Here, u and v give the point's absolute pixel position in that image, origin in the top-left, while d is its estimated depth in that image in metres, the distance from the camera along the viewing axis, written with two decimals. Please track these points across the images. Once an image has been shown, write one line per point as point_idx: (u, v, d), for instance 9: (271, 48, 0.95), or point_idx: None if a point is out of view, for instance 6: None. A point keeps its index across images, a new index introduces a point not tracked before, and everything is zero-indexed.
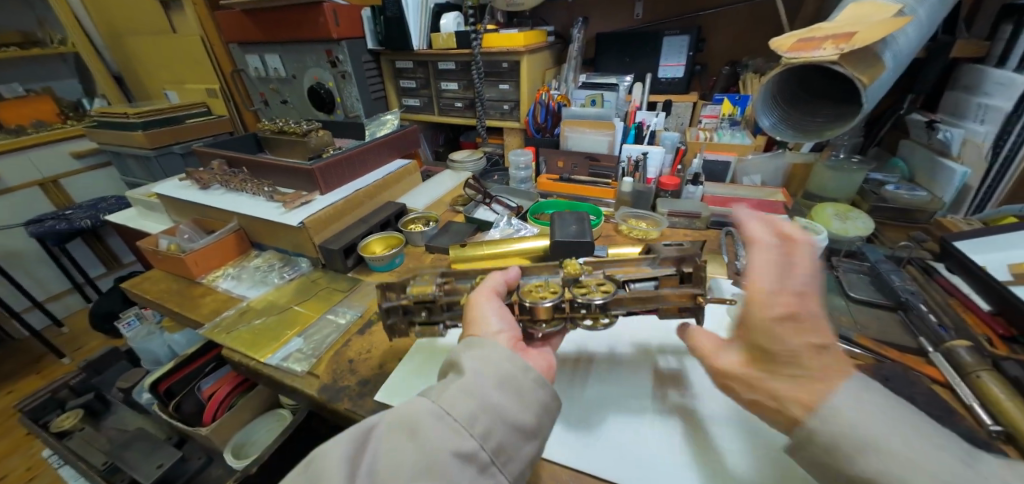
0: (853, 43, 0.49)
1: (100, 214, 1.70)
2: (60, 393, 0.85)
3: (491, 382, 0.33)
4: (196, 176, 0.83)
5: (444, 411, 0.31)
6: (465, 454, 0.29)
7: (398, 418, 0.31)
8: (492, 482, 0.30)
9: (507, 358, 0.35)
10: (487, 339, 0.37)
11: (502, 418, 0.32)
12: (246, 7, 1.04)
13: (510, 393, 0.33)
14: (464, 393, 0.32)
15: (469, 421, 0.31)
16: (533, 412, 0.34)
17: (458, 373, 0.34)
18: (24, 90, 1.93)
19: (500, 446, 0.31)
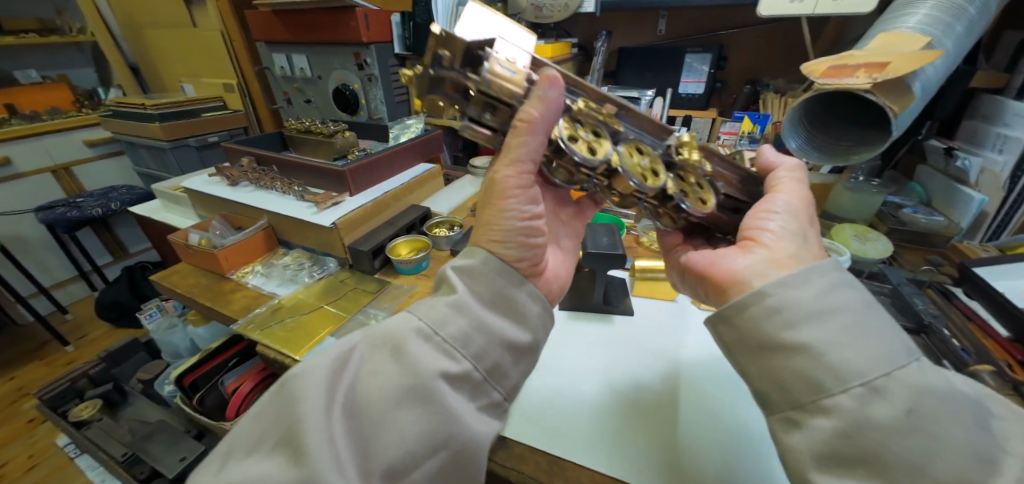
0: (886, 74, 0.51)
1: (111, 204, 1.70)
2: (79, 382, 0.86)
3: (480, 301, 0.34)
4: (226, 173, 0.85)
5: (431, 330, 0.31)
6: (456, 372, 0.30)
7: (384, 338, 0.31)
8: (481, 393, 0.32)
9: (497, 276, 0.35)
10: (481, 255, 0.37)
11: (495, 338, 0.33)
12: (275, 7, 1.06)
13: (499, 313, 0.34)
14: (455, 312, 0.32)
15: (461, 341, 0.31)
16: (522, 330, 0.35)
17: (447, 290, 0.35)
18: (40, 77, 1.93)
19: (490, 362, 0.32)
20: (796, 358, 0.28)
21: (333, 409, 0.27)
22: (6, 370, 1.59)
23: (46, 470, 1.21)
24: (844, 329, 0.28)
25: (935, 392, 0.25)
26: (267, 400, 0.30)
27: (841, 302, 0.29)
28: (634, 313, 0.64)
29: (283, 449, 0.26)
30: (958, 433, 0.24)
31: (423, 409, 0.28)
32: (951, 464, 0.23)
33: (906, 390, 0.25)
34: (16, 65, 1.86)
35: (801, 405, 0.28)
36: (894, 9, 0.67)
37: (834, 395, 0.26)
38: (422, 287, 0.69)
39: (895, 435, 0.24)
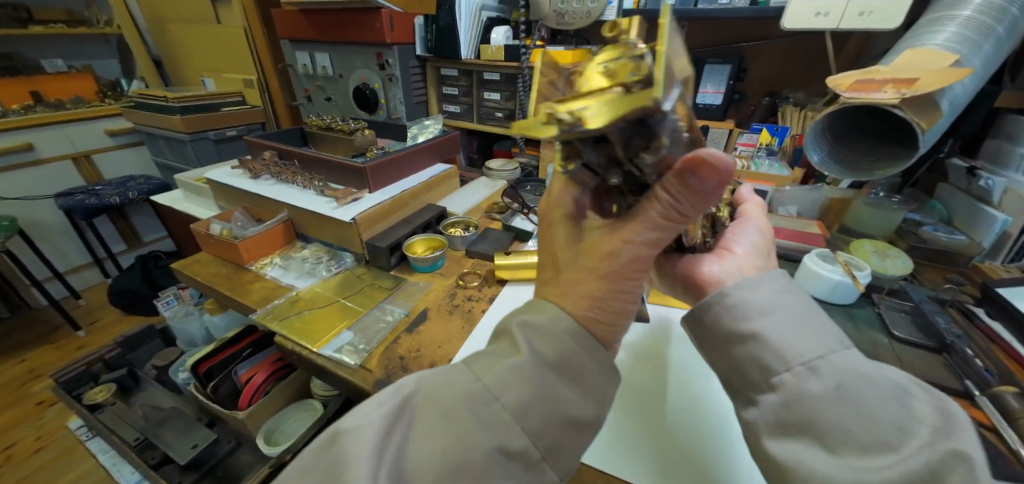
0: (915, 89, 0.51)
1: (129, 192, 1.74)
2: (94, 366, 0.88)
3: (546, 365, 0.28)
4: (249, 166, 0.87)
5: (490, 397, 0.26)
6: (510, 451, 0.25)
7: (436, 396, 0.27)
8: (538, 479, 0.27)
9: (572, 337, 0.29)
10: (552, 308, 0.31)
11: (560, 413, 0.27)
12: (302, 6, 1.08)
13: (567, 381, 0.29)
14: (517, 378, 0.27)
15: (522, 417, 0.26)
16: (592, 401, 0.29)
17: (510, 344, 0.29)
18: (66, 67, 1.97)
19: (552, 443, 0.27)
20: (748, 344, 0.30)
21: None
22: (18, 351, 1.61)
23: (52, 453, 1.22)
24: (786, 320, 0.29)
25: (861, 372, 0.26)
26: (309, 452, 0.27)
27: (785, 301, 0.30)
28: (649, 320, 0.60)
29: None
30: (882, 405, 0.24)
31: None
32: (878, 433, 0.24)
33: (841, 370, 0.26)
34: (44, 54, 1.91)
35: (755, 385, 0.29)
36: (921, 26, 0.67)
37: (779, 374, 0.27)
38: (438, 285, 0.70)
39: (828, 406, 0.25)
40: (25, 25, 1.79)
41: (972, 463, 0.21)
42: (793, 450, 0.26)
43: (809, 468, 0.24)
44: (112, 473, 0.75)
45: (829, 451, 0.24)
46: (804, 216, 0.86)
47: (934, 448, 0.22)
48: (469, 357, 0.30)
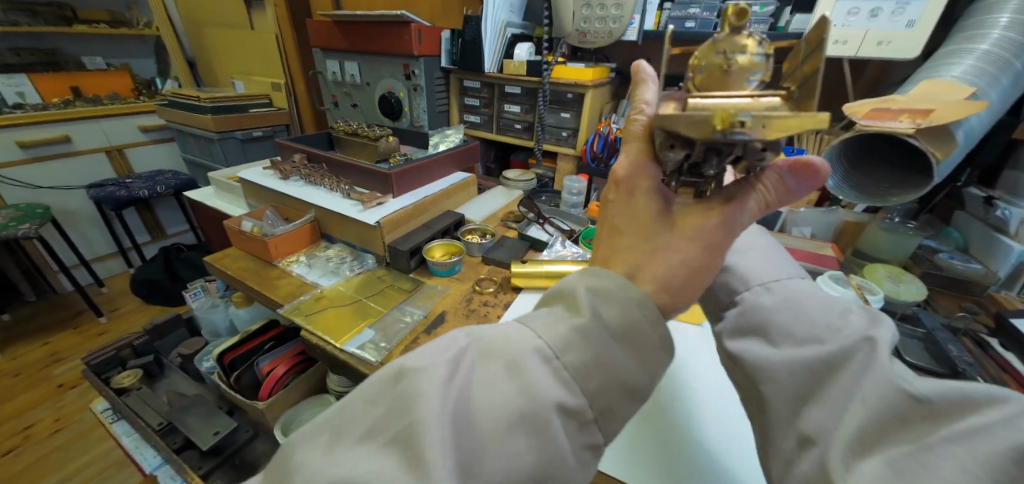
0: (930, 120, 0.53)
1: (157, 186, 1.81)
2: (123, 351, 0.92)
3: (607, 330, 0.28)
4: (280, 167, 0.92)
5: (551, 354, 0.27)
6: (570, 408, 0.26)
7: (498, 350, 0.28)
8: (589, 440, 0.27)
9: (636, 308, 0.30)
10: (613, 274, 0.32)
11: (616, 379, 0.28)
12: (336, 18, 1.14)
13: (625, 352, 0.29)
14: (579, 338, 0.27)
15: (582, 376, 0.27)
16: (646, 371, 0.29)
17: (570, 307, 0.30)
18: (105, 64, 2.06)
19: (606, 406, 0.27)
20: (726, 277, 0.44)
21: (447, 419, 0.24)
22: (42, 334, 1.67)
23: (70, 435, 1.26)
24: (749, 258, 0.45)
25: (805, 295, 0.38)
26: (375, 386, 0.28)
27: (747, 245, 0.47)
28: None
29: (393, 451, 0.24)
30: (817, 313, 0.36)
31: (536, 444, 0.24)
32: (811, 330, 0.35)
33: (785, 292, 0.39)
34: (86, 52, 2.01)
35: (723, 304, 0.43)
36: (938, 57, 0.68)
37: (743, 293, 0.41)
38: (455, 289, 0.72)
39: (775, 310, 0.38)
40: (70, 24, 1.88)
41: (873, 342, 0.31)
42: (747, 345, 0.38)
43: (757, 353, 0.37)
44: (134, 455, 0.79)
45: (774, 344, 0.36)
46: (818, 238, 0.86)
47: (854, 337, 0.32)
48: (526, 317, 0.31)
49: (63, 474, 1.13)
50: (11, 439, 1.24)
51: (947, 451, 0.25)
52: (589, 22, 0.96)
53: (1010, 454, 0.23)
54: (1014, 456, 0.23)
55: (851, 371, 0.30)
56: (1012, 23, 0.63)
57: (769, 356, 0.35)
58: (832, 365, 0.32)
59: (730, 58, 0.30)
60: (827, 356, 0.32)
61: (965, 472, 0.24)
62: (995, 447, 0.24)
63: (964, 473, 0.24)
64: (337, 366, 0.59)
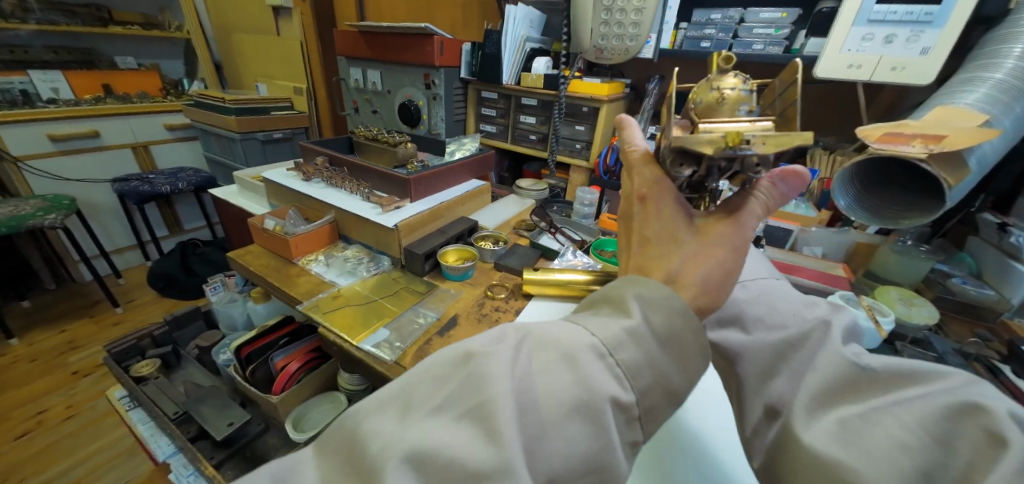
0: (942, 146, 0.54)
1: (179, 183, 1.87)
2: (143, 341, 0.95)
3: (656, 334, 0.30)
4: (303, 169, 0.95)
5: (606, 351, 0.28)
6: (622, 403, 0.27)
7: (555, 344, 0.29)
8: (632, 436, 0.28)
9: (681, 316, 0.31)
10: (652, 282, 0.33)
11: (660, 380, 0.29)
12: (362, 28, 1.19)
13: (671, 357, 0.30)
14: (631, 338, 0.29)
15: (633, 375, 0.28)
16: (687, 376, 0.31)
17: (620, 310, 0.31)
18: (136, 64, 2.14)
19: (650, 406, 0.29)
20: None
21: (513, 402, 0.26)
22: (59, 322, 1.72)
23: (82, 421, 1.29)
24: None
25: (773, 293, 0.45)
26: (443, 366, 0.29)
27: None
28: None
29: (466, 426, 0.25)
30: (785, 306, 0.43)
31: (592, 431, 0.26)
32: (779, 319, 0.41)
33: (755, 288, 0.46)
34: (119, 52, 2.09)
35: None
36: (952, 84, 0.69)
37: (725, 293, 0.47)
38: (468, 294, 0.74)
39: (748, 304, 0.44)
40: (105, 25, 1.96)
41: (828, 325, 0.38)
42: (724, 333, 0.43)
43: (732, 339, 0.41)
44: (149, 443, 0.81)
45: (747, 332, 0.42)
46: (829, 258, 0.86)
47: (810, 321, 0.40)
48: (577, 317, 0.32)
49: (73, 459, 1.16)
50: (24, 423, 1.27)
51: (891, 409, 0.29)
52: (606, 39, 0.98)
53: (940, 411, 0.28)
54: (945, 414, 0.28)
55: (809, 349, 0.37)
56: None
57: (745, 342, 0.41)
58: (796, 346, 0.38)
59: (722, 93, 0.33)
60: (791, 338, 0.38)
61: (906, 427, 0.28)
62: (928, 409, 0.29)
63: (903, 427, 0.28)
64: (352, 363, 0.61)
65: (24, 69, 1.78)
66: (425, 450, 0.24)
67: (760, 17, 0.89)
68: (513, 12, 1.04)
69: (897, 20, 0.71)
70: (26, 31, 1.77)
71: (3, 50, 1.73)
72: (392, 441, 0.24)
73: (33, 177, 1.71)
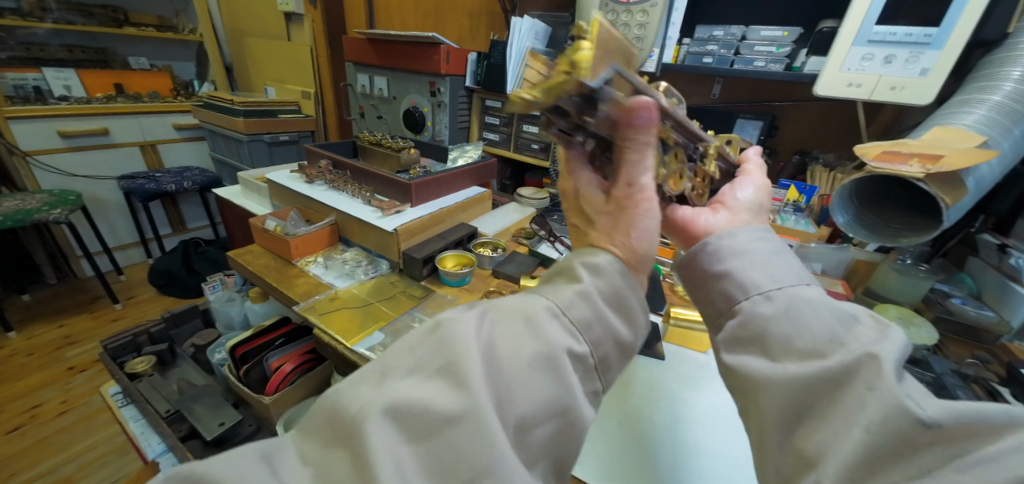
0: (940, 166, 0.54)
1: (184, 181, 1.89)
2: (140, 337, 0.95)
3: (603, 294, 0.33)
4: (306, 171, 0.97)
5: (559, 310, 0.30)
6: (579, 355, 0.29)
7: (514, 309, 0.30)
8: (591, 385, 0.30)
9: (621, 276, 0.34)
10: (601, 253, 0.35)
11: (612, 334, 0.32)
12: (371, 36, 1.21)
13: (619, 313, 0.33)
14: (581, 298, 0.31)
15: (584, 329, 0.30)
16: (634, 331, 0.34)
17: (570, 277, 0.34)
18: (149, 65, 2.18)
19: (604, 356, 0.31)
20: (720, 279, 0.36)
21: (481, 357, 0.26)
22: (59, 317, 1.72)
23: (75, 417, 1.28)
24: (748, 262, 0.35)
25: (808, 299, 0.31)
26: (409, 338, 0.29)
27: (750, 245, 0.36)
28: (666, 359, 0.65)
29: (436, 381, 0.26)
30: (819, 323, 0.30)
31: (555, 382, 0.27)
32: (813, 345, 0.29)
33: (789, 296, 0.32)
34: (132, 52, 2.13)
35: (721, 313, 0.35)
36: (949, 106, 0.70)
37: (740, 302, 0.34)
38: (465, 300, 0.74)
39: (775, 325, 0.31)
40: (120, 26, 2.00)
41: (879, 362, 0.26)
42: (742, 357, 0.32)
43: (752, 368, 0.31)
44: (140, 441, 0.80)
45: (772, 358, 0.30)
46: (828, 274, 0.86)
47: (855, 352, 0.27)
48: (532, 286, 0.34)
49: (65, 455, 1.15)
50: (17, 417, 1.27)
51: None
52: None
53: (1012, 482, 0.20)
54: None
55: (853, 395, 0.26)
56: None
57: (767, 375, 0.30)
58: (833, 387, 0.27)
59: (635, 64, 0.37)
60: (830, 377, 0.27)
61: None
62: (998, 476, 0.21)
63: None
64: (347, 365, 0.61)
65: (38, 66, 1.81)
66: (400, 405, 0.24)
67: (762, 35, 0.91)
68: (518, 24, 1.06)
69: (897, 41, 0.72)
70: (42, 29, 1.81)
71: (19, 47, 1.77)
72: (367, 403, 0.24)
73: (40, 172, 1.73)
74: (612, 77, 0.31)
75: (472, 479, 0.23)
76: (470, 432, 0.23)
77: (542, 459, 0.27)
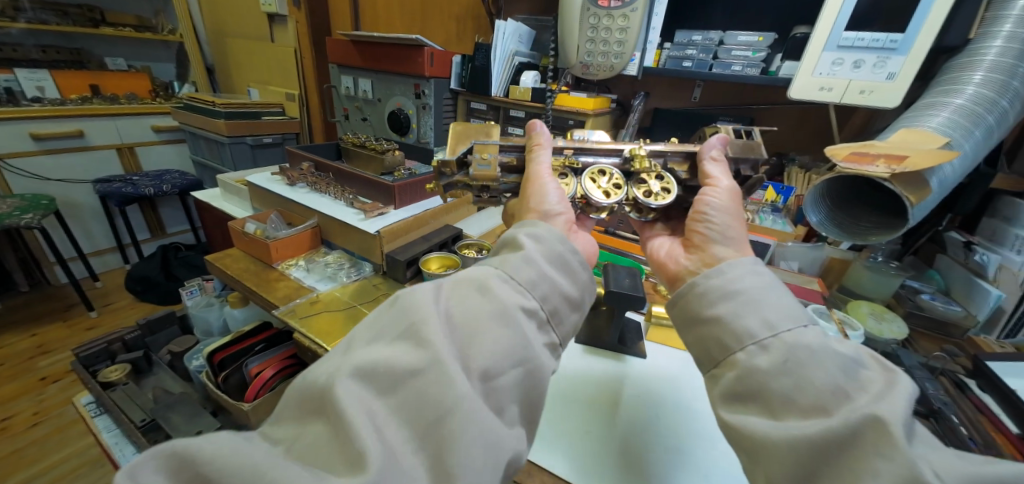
0: (905, 167, 0.56)
1: (162, 185, 1.83)
2: (114, 345, 0.93)
3: (546, 258, 0.37)
4: (288, 174, 0.96)
5: (508, 275, 0.34)
6: (529, 309, 0.32)
7: (467, 280, 0.33)
8: (545, 336, 0.34)
9: (560, 241, 0.38)
10: (541, 224, 0.40)
11: (559, 292, 0.35)
12: (354, 38, 1.20)
13: (562, 273, 0.37)
14: (526, 263, 0.35)
15: (532, 287, 0.34)
16: (579, 288, 0.38)
17: (514, 247, 0.37)
18: (127, 65, 2.12)
19: (553, 309, 0.35)
20: (712, 327, 0.35)
21: (439, 319, 0.29)
22: (30, 326, 1.65)
23: (46, 429, 1.23)
24: (741, 304, 0.34)
25: (808, 347, 0.30)
26: (372, 316, 0.32)
27: (744, 285, 0.35)
28: (647, 356, 0.66)
29: (400, 343, 0.28)
30: (821, 376, 0.29)
31: (510, 334, 0.30)
32: (816, 401, 0.28)
33: (786, 345, 0.30)
34: (109, 53, 2.07)
35: (718, 363, 0.34)
36: (915, 108, 0.73)
37: (735, 352, 0.32)
38: None
39: (773, 378, 0.30)
40: (97, 25, 1.95)
41: (888, 424, 0.25)
42: (743, 415, 0.31)
43: (754, 426, 0.29)
44: (113, 452, 0.78)
45: (774, 416, 0.29)
46: (805, 272, 0.88)
47: (861, 413, 0.26)
48: (485, 261, 0.37)
49: (37, 468, 1.11)
50: None
51: None
52: (592, 55, 1.01)
53: None
54: None
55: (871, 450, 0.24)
56: (986, 81, 0.67)
57: (768, 432, 0.28)
58: (842, 449, 0.26)
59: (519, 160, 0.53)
60: (836, 437, 0.26)
61: None
62: None
63: None
64: None
65: (11, 67, 1.75)
66: (366, 367, 0.26)
67: (738, 40, 0.93)
68: (502, 27, 1.07)
69: (865, 46, 0.75)
70: (16, 29, 1.76)
71: None
72: (335, 372, 0.26)
73: (11, 175, 1.67)
74: (473, 146, 0.48)
75: (441, 418, 0.25)
76: (432, 380, 0.26)
77: (511, 405, 0.29)
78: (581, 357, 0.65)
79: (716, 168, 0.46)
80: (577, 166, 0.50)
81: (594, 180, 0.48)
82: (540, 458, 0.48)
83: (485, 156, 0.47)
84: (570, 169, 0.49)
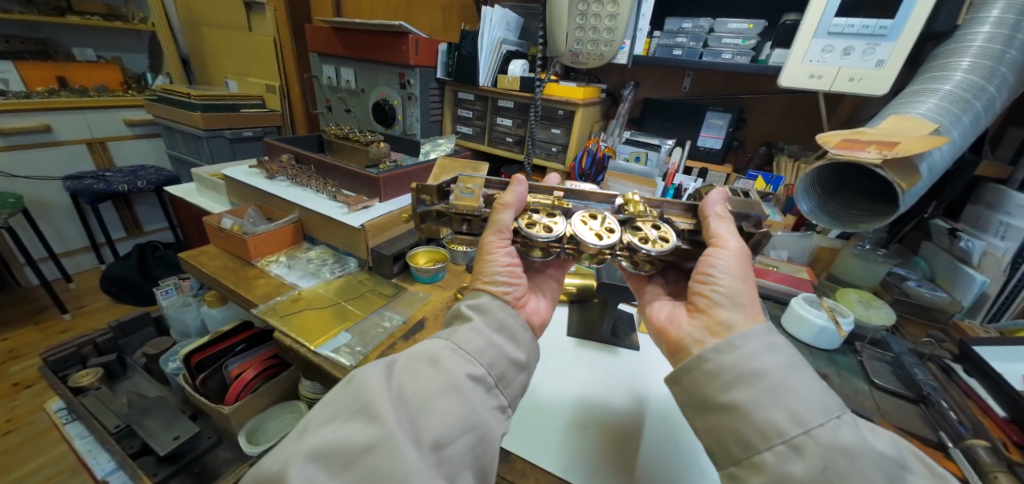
0: (896, 152, 0.55)
1: (137, 181, 1.76)
2: (85, 348, 0.89)
3: (491, 328, 0.39)
4: (267, 166, 0.92)
5: (458, 345, 0.36)
6: (476, 377, 0.34)
7: (420, 352, 0.35)
8: (496, 401, 0.35)
9: (503, 310, 0.41)
10: (483, 295, 0.43)
11: (505, 356, 0.38)
12: (336, 26, 1.15)
13: (508, 339, 0.39)
14: (474, 333, 0.37)
15: (480, 354, 0.36)
16: (527, 353, 0.40)
17: (462, 320, 0.40)
18: (96, 56, 2.01)
19: (501, 373, 0.36)
20: (729, 416, 0.32)
21: (391, 396, 0.30)
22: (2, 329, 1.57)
23: (17, 438, 1.17)
24: (765, 390, 0.31)
25: (845, 451, 0.28)
26: (328, 396, 0.32)
27: (764, 366, 0.32)
28: (640, 348, 0.65)
29: (355, 422, 0.29)
30: None
31: (460, 403, 0.31)
32: None
33: (820, 448, 0.28)
34: (76, 43, 1.96)
35: (739, 462, 0.31)
36: (904, 95, 0.73)
37: (762, 452, 0.29)
38: (438, 297, 0.71)
39: None
40: (63, 14, 1.85)
41: None
42: None
43: None
44: (87, 460, 0.74)
45: None
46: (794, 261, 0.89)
47: None
48: (438, 331, 0.39)
49: (8, 478, 1.05)
50: None
51: None
52: (581, 44, 0.99)
53: None
54: None
55: None
56: (973, 68, 0.67)
57: None
58: None
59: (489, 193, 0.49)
60: None
61: None
62: None
63: None
64: (310, 370, 0.57)
65: None
66: (321, 449, 0.27)
67: (729, 28, 0.92)
68: (489, 14, 1.04)
69: (855, 33, 0.74)
70: None
71: None
72: (290, 455, 0.27)
73: None
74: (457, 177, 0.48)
75: None
76: (385, 456, 0.27)
77: (464, 473, 0.30)
78: (574, 348, 0.64)
79: (723, 227, 0.43)
80: (568, 206, 0.47)
81: (585, 221, 0.45)
82: (544, 461, 0.45)
83: (469, 185, 0.47)
84: (561, 210, 0.47)
